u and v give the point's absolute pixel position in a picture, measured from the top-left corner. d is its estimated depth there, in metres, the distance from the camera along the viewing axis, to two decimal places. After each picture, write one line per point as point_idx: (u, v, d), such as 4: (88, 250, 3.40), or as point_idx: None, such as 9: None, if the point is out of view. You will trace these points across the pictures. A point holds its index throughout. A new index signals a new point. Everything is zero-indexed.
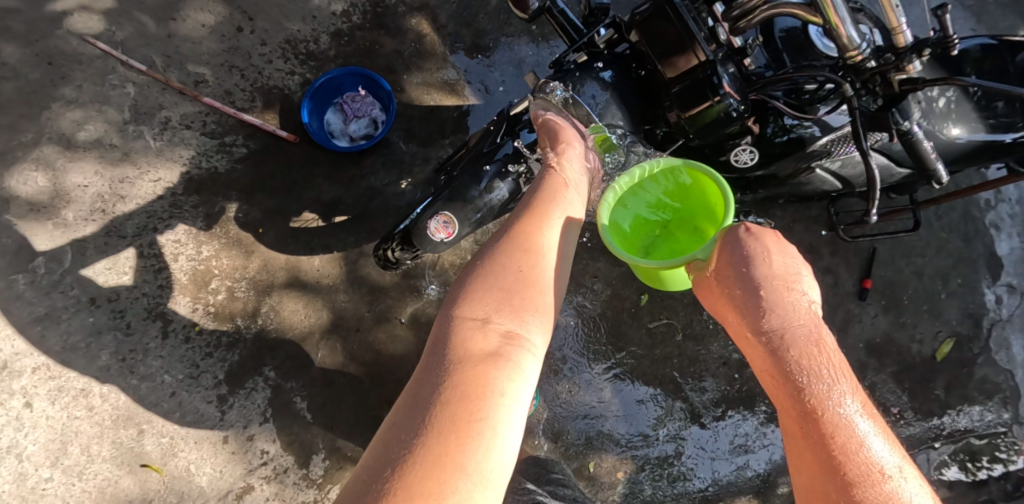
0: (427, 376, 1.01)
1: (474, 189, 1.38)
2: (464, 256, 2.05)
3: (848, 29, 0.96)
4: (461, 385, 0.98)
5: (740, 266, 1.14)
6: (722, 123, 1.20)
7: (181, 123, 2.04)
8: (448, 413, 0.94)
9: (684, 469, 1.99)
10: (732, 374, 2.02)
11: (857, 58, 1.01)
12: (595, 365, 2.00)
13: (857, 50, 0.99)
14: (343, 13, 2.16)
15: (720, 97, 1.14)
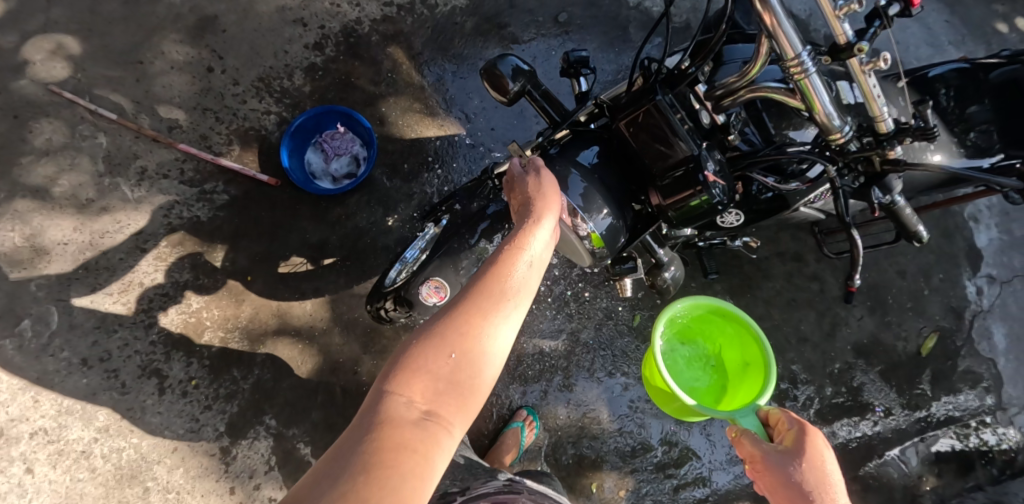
0: (350, 455, 0.87)
1: (462, 253, 1.45)
2: None
3: (832, 115, 0.98)
4: (381, 472, 0.85)
5: (801, 460, 1.19)
6: (706, 213, 1.12)
7: (158, 172, 2.01)
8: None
9: (684, 482, 2.03)
10: None
11: (839, 141, 1.02)
12: (592, 388, 2.02)
13: (842, 133, 1.01)
14: (316, 46, 2.14)
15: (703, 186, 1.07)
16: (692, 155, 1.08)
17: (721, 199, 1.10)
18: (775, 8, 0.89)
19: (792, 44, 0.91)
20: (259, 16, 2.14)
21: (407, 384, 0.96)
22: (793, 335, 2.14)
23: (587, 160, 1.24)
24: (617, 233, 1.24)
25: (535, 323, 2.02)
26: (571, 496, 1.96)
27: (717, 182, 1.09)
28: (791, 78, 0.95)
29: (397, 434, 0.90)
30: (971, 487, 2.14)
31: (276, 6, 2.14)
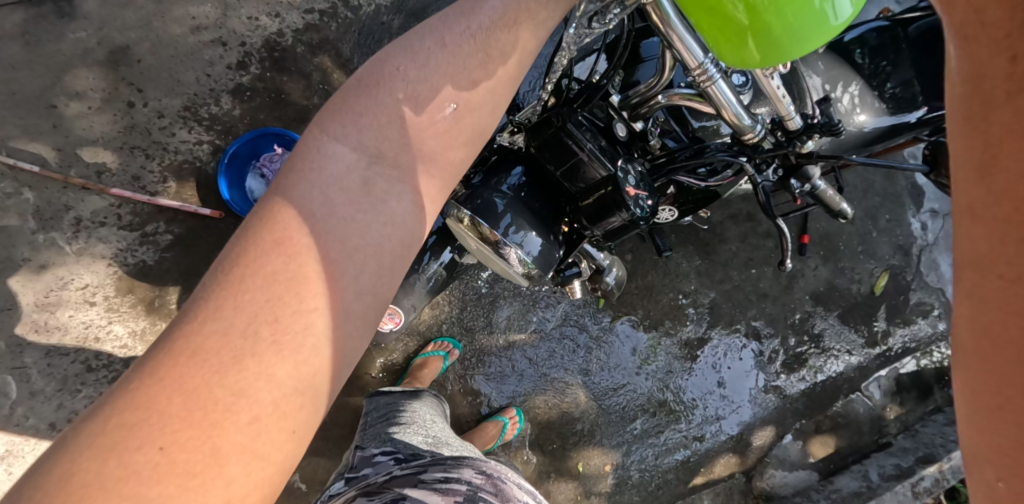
0: (257, 265, 0.79)
1: (411, 277, 1.44)
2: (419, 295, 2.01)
3: (742, 115, 0.97)
4: (297, 290, 0.79)
5: None
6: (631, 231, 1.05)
7: (93, 221, 1.93)
8: (263, 335, 0.76)
9: (668, 448, 2.11)
10: (694, 351, 2.15)
11: (752, 140, 1.02)
12: (567, 373, 2.05)
13: (753, 132, 0.99)
14: (239, 65, 2.06)
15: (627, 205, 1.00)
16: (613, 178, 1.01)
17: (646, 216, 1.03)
18: (675, 23, 0.86)
19: (693, 54, 0.89)
20: (174, 40, 2.04)
21: (342, 174, 0.85)
22: (753, 292, 2.20)
23: (509, 184, 1.09)
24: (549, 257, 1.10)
25: (503, 318, 2.03)
26: (561, 479, 2.02)
27: (640, 198, 1.02)
28: (699, 85, 0.93)
29: (322, 239, 0.82)
30: (931, 410, 2.29)
31: (191, 27, 2.05)
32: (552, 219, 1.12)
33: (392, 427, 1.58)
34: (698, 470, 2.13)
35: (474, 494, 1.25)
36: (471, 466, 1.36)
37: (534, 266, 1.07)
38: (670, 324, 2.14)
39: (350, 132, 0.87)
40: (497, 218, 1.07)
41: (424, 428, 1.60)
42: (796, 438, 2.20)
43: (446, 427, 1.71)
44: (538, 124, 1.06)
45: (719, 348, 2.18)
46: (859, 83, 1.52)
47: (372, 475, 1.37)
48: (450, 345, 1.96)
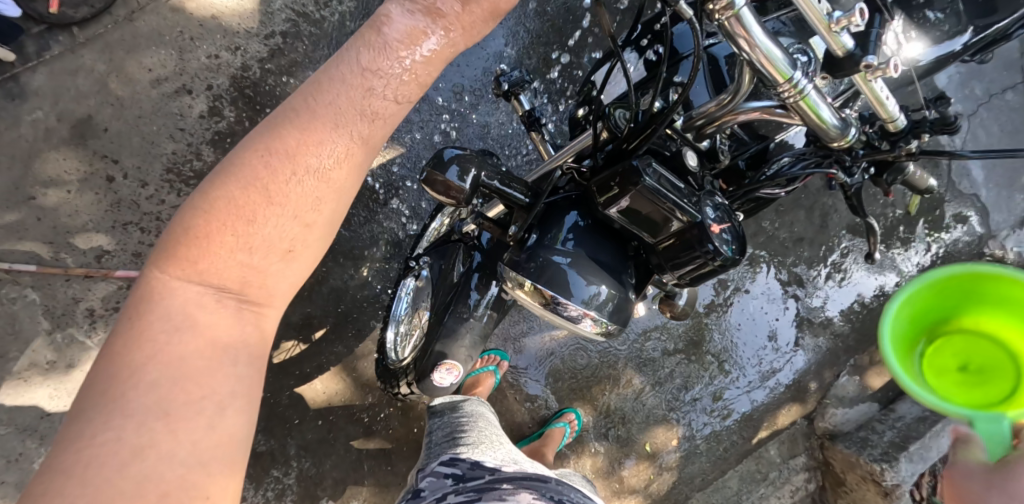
0: (129, 380, 0.68)
1: (463, 324, 1.33)
2: None
3: (835, 123, 0.85)
4: (181, 384, 0.69)
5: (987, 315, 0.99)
6: (716, 271, 0.92)
7: (107, 308, 1.85)
8: (158, 433, 0.67)
9: (730, 407, 2.11)
10: (737, 310, 2.12)
11: (843, 144, 0.89)
12: (619, 358, 2.03)
13: (847, 137, 0.88)
14: (212, 110, 1.92)
15: (712, 250, 0.87)
16: (696, 221, 0.87)
17: (732, 255, 0.89)
18: (751, 30, 0.74)
19: (782, 69, 0.77)
20: (137, 99, 1.89)
21: (197, 295, 0.71)
22: (788, 238, 2.15)
23: (569, 237, 0.97)
24: (624, 306, 0.98)
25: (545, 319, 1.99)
26: (634, 462, 2.01)
27: (725, 233, 0.89)
28: (785, 100, 0.81)
29: (194, 346, 0.71)
30: None
31: (152, 80, 1.89)
32: (619, 266, 0.99)
33: (454, 442, 1.45)
34: (762, 425, 2.14)
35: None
36: (530, 490, 1.23)
37: (608, 323, 0.96)
38: (707, 286, 2.10)
39: (190, 265, 0.70)
40: (564, 282, 0.93)
41: (479, 441, 1.46)
42: (852, 373, 2.20)
43: (502, 436, 1.57)
44: (603, 172, 0.91)
45: (763, 301, 2.14)
46: (902, 17, 1.36)
47: (429, 498, 1.27)
48: (496, 357, 1.90)
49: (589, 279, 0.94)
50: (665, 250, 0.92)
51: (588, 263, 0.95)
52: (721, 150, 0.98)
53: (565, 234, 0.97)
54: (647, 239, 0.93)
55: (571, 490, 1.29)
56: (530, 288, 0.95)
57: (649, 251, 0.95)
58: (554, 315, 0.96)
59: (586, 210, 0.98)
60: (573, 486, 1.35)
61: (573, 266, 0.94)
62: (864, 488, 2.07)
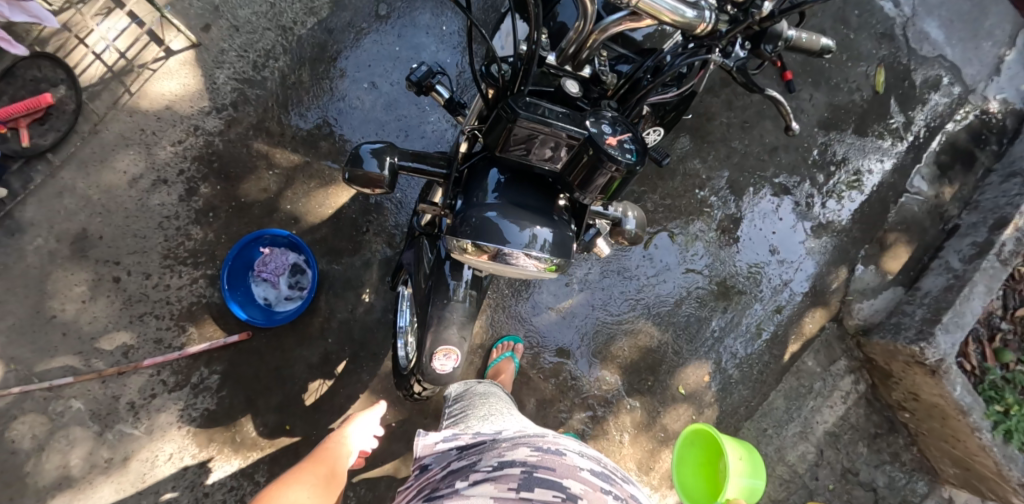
0: None
1: (445, 308, 1.37)
2: None
3: (686, 12, 0.89)
4: None
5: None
6: (631, 179, 0.95)
7: (144, 397, 1.97)
8: None
9: (753, 330, 2.10)
10: (733, 234, 2.12)
11: (705, 28, 0.94)
12: (631, 314, 2.02)
13: (707, 20, 0.93)
14: (188, 191, 2.04)
15: (612, 159, 0.89)
16: (587, 139, 0.91)
17: (636, 159, 0.92)
18: None
19: None
20: (120, 201, 2.02)
21: None
22: (763, 151, 2.13)
23: (493, 193, 1.01)
24: (565, 241, 0.99)
25: (545, 294, 1.98)
26: (670, 410, 2.00)
27: (623, 142, 0.92)
28: (628, 6, 0.84)
29: None
30: (982, 175, 2.24)
31: (129, 180, 2.02)
32: (547, 207, 1.02)
33: (462, 419, 1.56)
34: (790, 339, 2.12)
35: (529, 477, 1.22)
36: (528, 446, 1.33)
37: (555, 258, 0.96)
38: (698, 220, 2.09)
39: None
40: (498, 232, 0.95)
41: (483, 410, 1.57)
42: (868, 266, 2.18)
43: (512, 408, 1.67)
44: (494, 123, 0.96)
45: (756, 219, 2.14)
46: None
47: (438, 470, 1.39)
48: (513, 344, 1.91)
49: (522, 223, 0.96)
50: (575, 176, 0.96)
51: (516, 210, 0.98)
52: (606, 73, 1.01)
53: (487, 193, 1.01)
54: (559, 171, 0.98)
55: (565, 441, 1.39)
56: (470, 249, 0.96)
57: (566, 181, 0.98)
58: (501, 269, 0.97)
59: (502, 165, 1.03)
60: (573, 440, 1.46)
61: (504, 215, 0.97)
62: (911, 372, 2.05)
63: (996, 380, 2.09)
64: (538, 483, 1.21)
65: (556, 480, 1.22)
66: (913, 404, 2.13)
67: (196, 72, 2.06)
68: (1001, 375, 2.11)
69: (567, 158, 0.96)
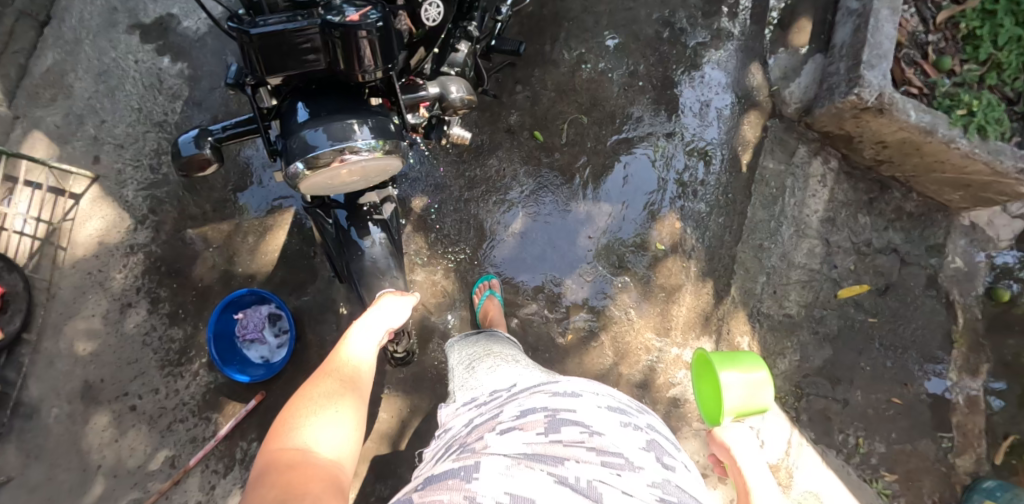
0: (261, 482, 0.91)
1: (369, 260, 1.42)
2: (422, 281, 1.96)
3: None
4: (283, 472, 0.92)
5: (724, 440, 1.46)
6: (389, 39, 0.99)
7: (206, 492, 2.08)
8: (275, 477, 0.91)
9: (702, 158, 2.06)
10: (638, 83, 2.05)
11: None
12: (581, 201, 2.01)
13: None
14: (151, 302, 2.13)
15: (353, 28, 0.93)
16: (325, 22, 0.93)
17: (378, 19, 0.97)
18: None
19: None
20: (100, 341, 2.12)
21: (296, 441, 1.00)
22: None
23: (297, 119, 1.00)
24: (387, 126, 1.01)
25: (491, 222, 1.98)
26: (659, 269, 1.98)
27: (362, 11, 0.96)
28: None
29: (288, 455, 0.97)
30: None
31: (99, 319, 2.13)
32: (351, 109, 1.03)
33: (471, 377, 1.52)
34: (740, 151, 2.09)
35: (554, 418, 1.19)
36: (545, 391, 1.30)
37: (383, 141, 0.97)
38: (600, 89, 2.04)
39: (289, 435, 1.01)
40: (318, 144, 0.94)
41: (499, 364, 1.54)
42: (778, 52, 2.17)
43: (519, 354, 1.64)
44: (243, 55, 0.97)
45: (654, 60, 2.07)
46: None
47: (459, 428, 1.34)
48: (489, 282, 1.93)
49: (339, 127, 0.97)
50: (345, 63, 0.98)
51: (327, 119, 0.98)
52: None
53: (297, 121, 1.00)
54: (330, 67, 0.99)
55: (576, 379, 1.38)
56: (307, 172, 0.95)
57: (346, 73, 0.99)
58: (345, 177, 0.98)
59: (295, 93, 1.03)
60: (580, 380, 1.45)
61: (309, 126, 0.98)
62: (865, 122, 2.04)
63: (948, 89, 2.03)
64: (563, 424, 1.18)
65: (580, 418, 1.20)
66: (886, 151, 2.14)
67: (107, 201, 2.16)
68: (952, 83, 2.05)
69: (323, 51, 0.97)
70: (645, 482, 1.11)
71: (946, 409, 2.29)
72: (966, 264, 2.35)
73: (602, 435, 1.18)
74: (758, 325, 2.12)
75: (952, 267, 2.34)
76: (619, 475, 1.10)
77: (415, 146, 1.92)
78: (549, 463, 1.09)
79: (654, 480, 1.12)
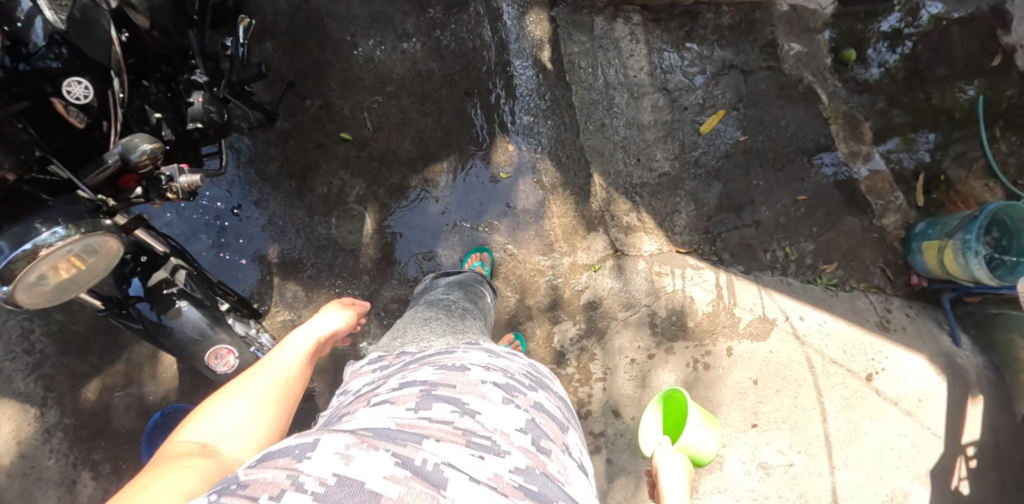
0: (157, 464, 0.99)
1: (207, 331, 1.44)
2: (312, 320, 1.98)
3: None
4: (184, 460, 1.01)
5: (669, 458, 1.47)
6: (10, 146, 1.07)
7: None
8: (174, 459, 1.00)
9: (509, 79, 2.05)
10: (416, 41, 2.01)
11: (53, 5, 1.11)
12: (417, 174, 2.02)
13: None
14: (90, 471, 2.08)
15: None
16: None
17: None
18: None
19: None
20: None
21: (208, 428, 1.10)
22: None
23: None
24: (67, 218, 1.09)
25: (346, 234, 2.00)
26: (512, 198, 2.05)
27: None
28: None
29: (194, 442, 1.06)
30: None
31: None
32: (30, 214, 1.09)
33: (395, 340, 1.47)
34: (540, 55, 2.07)
35: (427, 395, 1.16)
36: (433, 364, 1.27)
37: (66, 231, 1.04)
38: (383, 66, 2.00)
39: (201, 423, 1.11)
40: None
41: (424, 330, 1.49)
42: None
43: (464, 324, 1.56)
44: None
45: (422, 12, 2.00)
46: None
47: (353, 391, 1.30)
48: (483, 256, 1.99)
49: (17, 239, 1.04)
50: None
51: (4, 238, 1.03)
52: None
53: None
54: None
55: (468, 358, 1.32)
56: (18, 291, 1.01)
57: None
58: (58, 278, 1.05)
59: None
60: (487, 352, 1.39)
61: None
62: None
63: None
64: (435, 401, 1.15)
65: (453, 397, 1.17)
66: None
67: None
68: None
69: None
70: (505, 467, 1.06)
71: (854, 183, 2.26)
72: (806, 43, 2.20)
73: (472, 416, 1.14)
74: (638, 198, 2.12)
75: (792, 54, 2.20)
76: (478, 458, 1.05)
77: (239, 204, 1.96)
78: (402, 437, 1.03)
79: (516, 466, 1.07)
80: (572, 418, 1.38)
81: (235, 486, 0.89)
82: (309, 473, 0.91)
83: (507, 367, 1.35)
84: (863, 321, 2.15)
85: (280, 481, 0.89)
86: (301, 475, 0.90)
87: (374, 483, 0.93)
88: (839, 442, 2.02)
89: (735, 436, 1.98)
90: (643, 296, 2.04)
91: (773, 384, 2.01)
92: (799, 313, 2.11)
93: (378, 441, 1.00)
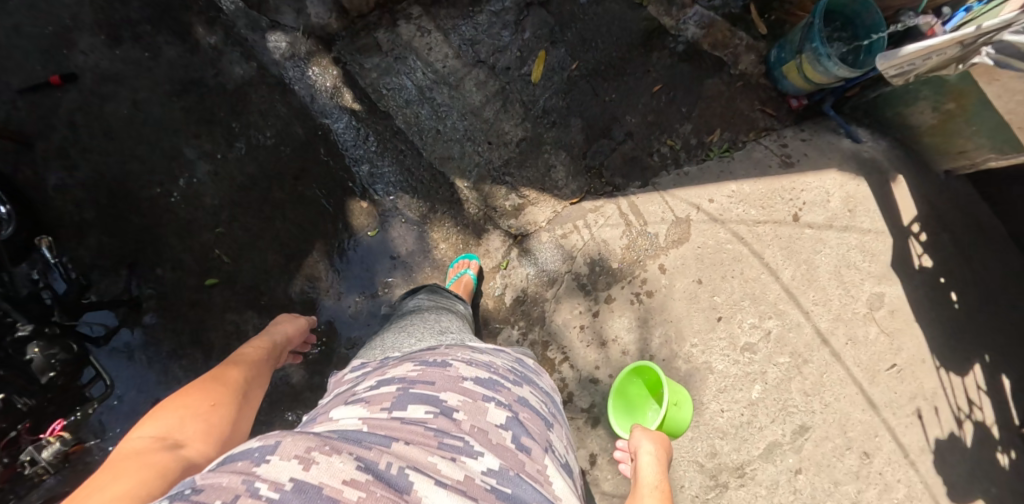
0: (116, 462, 1.04)
1: None
2: None
3: None
4: (143, 457, 1.06)
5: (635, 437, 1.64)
6: None
7: None
8: (134, 458, 1.05)
9: (329, 143, 2.02)
10: (226, 157, 1.96)
11: None
12: (298, 274, 1.97)
13: None
14: None
15: None
16: None
17: None
18: None
19: None
20: None
21: (169, 424, 1.15)
22: (138, 117, 1.95)
23: None
24: None
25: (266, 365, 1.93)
26: (396, 248, 2.02)
27: None
28: None
29: (145, 440, 1.11)
30: None
31: None
32: None
33: (377, 346, 1.45)
34: (342, 103, 2.02)
35: (404, 394, 1.17)
36: (413, 359, 1.28)
37: None
38: (210, 196, 1.95)
39: (157, 422, 1.15)
40: None
41: (408, 335, 1.46)
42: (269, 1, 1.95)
43: (448, 329, 1.52)
44: None
45: (217, 130, 1.97)
46: None
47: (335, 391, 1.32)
48: (470, 262, 1.97)
49: None
50: None
51: None
52: None
53: None
54: None
55: (457, 354, 1.32)
56: None
57: None
58: None
59: None
60: (481, 351, 1.39)
61: None
62: None
63: None
64: (410, 399, 1.16)
65: (430, 395, 1.18)
66: None
67: None
68: None
69: None
70: (477, 469, 1.07)
71: (696, 47, 2.24)
72: None
73: (448, 415, 1.14)
74: (509, 177, 2.07)
75: None
76: (448, 460, 1.06)
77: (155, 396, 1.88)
78: (369, 440, 1.05)
79: (489, 468, 1.08)
80: (557, 413, 1.37)
81: (187, 493, 0.91)
82: (265, 479, 0.93)
83: (491, 361, 1.35)
84: (767, 170, 2.14)
85: (235, 486, 0.91)
86: (255, 480, 0.92)
87: (333, 487, 0.94)
88: (799, 287, 2.06)
89: (710, 338, 2.00)
90: (562, 265, 2.03)
91: (716, 272, 2.02)
92: (708, 195, 2.10)
93: (344, 444, 1.02)
